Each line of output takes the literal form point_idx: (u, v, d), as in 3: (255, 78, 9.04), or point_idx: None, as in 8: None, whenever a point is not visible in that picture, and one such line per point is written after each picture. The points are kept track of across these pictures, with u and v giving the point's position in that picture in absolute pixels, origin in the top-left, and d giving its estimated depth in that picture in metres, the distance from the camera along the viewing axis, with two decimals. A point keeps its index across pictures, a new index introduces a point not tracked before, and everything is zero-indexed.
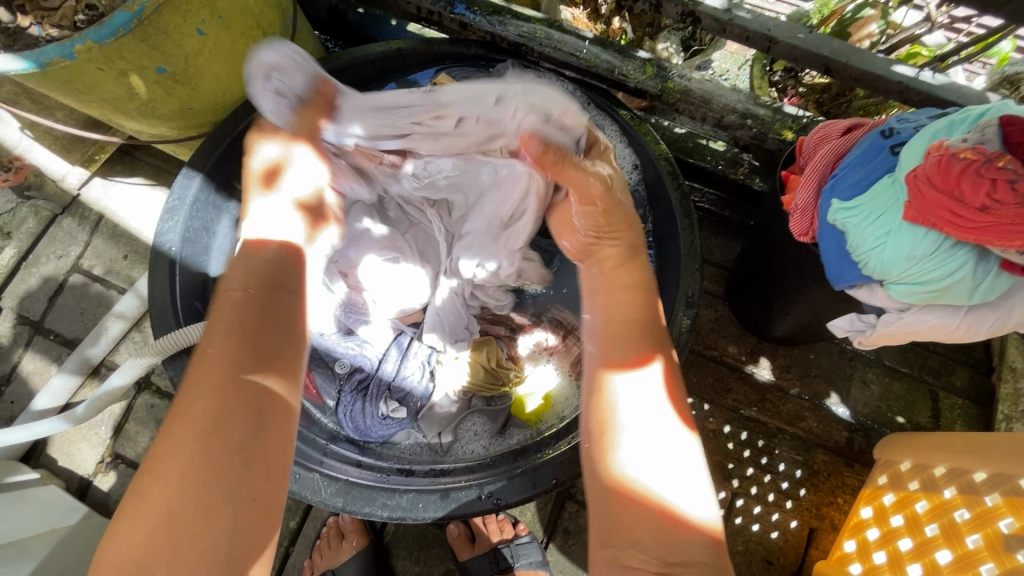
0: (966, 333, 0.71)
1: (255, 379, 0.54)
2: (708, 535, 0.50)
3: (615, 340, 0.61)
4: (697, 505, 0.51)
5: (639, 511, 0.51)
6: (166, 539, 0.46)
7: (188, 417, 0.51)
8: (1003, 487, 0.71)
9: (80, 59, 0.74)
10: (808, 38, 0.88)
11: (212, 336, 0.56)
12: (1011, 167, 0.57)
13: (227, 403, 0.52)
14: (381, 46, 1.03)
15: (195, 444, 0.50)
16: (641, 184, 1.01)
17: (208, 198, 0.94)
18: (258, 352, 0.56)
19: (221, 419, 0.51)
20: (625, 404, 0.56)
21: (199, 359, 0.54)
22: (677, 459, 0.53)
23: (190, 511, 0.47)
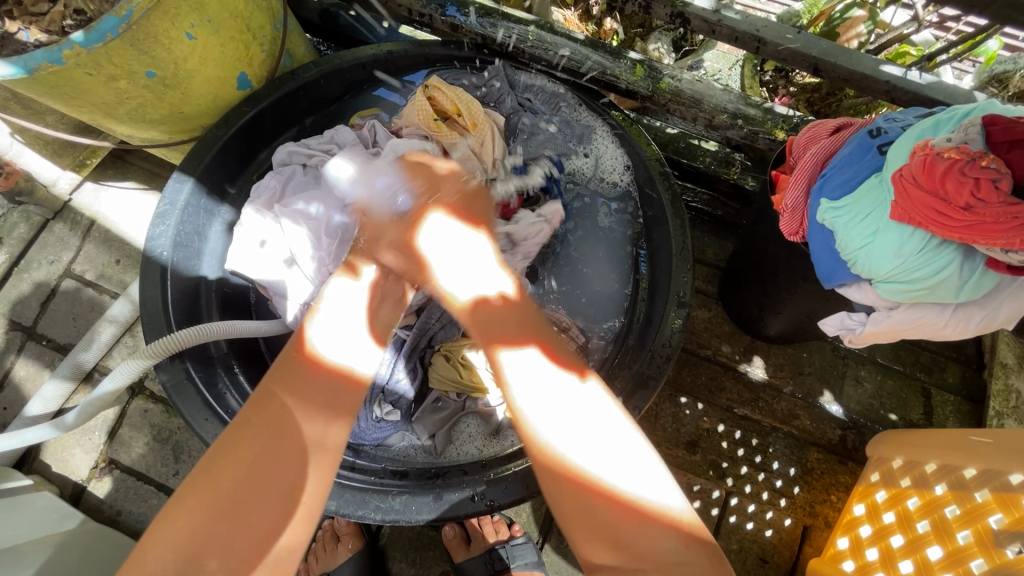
0: (955, 330, 0.72)
1: (286, 403, 0.62)
2: (679, 526, 0.57)
3: (517, 347, 0.66)
4: (664, 497, 0.58)
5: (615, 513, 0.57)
6: (218, 529, 0.55)
7: (252, 433, 0.60)
8: (993, 483, 0.72)
9: (69, 64, 0.74)
10: (797, 38, 0.88)
11: (284, 367, 0.65)
12: (993, 167, 0.58)
13: (289, 425, 0.61)
14: (372, 49, 1.03)
15: (256, 457, 0.58)
16: (633, 185, 1.01)
17: (198, 202, 0.94)
18: (316, 386, 0.64)
19: (280, 440, 0.60)
20: (562, 419, 0.60)
21: (270, 384, 0.64)
22: (630, 457, 0.59)
23: (243, 510, 0.56)
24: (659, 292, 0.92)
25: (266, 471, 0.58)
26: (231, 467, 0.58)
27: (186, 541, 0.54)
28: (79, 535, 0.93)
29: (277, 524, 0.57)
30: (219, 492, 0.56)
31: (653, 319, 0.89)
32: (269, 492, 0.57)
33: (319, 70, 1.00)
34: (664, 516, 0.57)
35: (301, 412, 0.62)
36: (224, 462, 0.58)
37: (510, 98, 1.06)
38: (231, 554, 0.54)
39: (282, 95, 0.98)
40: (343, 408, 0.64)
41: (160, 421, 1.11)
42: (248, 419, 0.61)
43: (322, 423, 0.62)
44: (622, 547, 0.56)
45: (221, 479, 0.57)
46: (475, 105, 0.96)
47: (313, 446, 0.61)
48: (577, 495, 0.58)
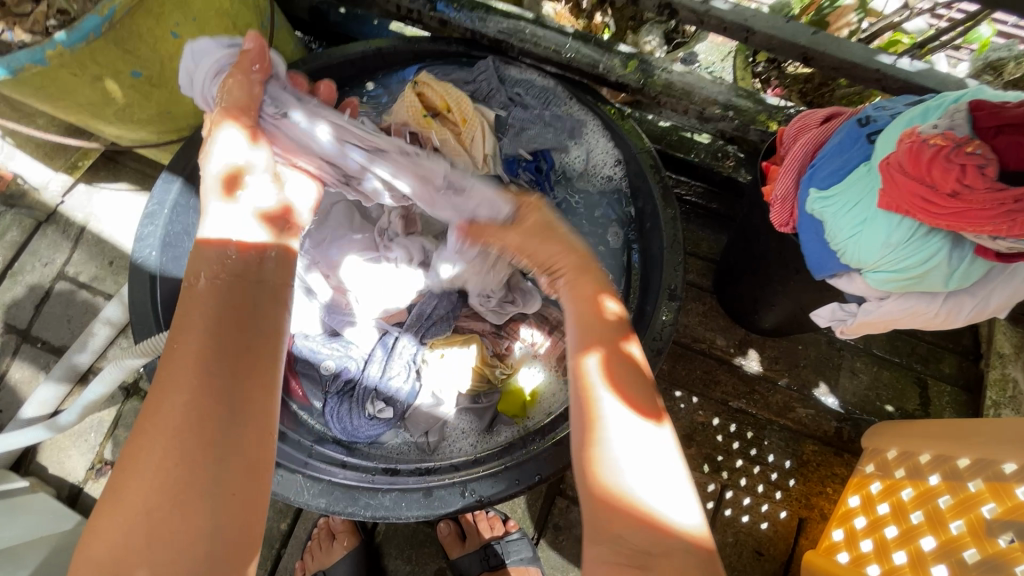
0: (946, 319, 0.72)
1: (224, 373, 0.49)
2: (689, 539, 0.49)
3: (596, 345, 0.60)
4: (683, 513, 0.50)
5: (620, 514, 0.50)
6: (140, 538, 0.44)
7: (158, 416, 0.47)
8: (987, 472, 0.72)
9: (53, 64, 0.74)
10: (786, 27, 0.88)
11: (185, 332, 0.51)
12: (979, 152, 0.57)
13: (199, 408, 0.48)
14: (361, 45, 1.02)
15: (169, 449, 0.46)
16: (625, 179, 1.02)
17: (187, 202, 0.93)
18: (226, 350, 0.50)
19: (195, 425, 0.47)
20: (609, 405, 0.55)
21: (171, 352, 0.50)
22: (661, 466, 0.52)
23: (174, 504, 0.45)
24: (651, 286, 0.91)
25: (186, 464, 0.46)
26: (143, 463, 0.46)
27: (115, 549, 0.44)
28: (75, 536, 0.93)
29: (213, 527, 0.46)
30: (144, 487, 0.46)
31: (643, 314, 0.88)
32: (210, 482, 0.47)
33: (307, 67, 0.99)
34: (671, 526, 0.49)
35: (248, 380, 0.50)
36: (138, 459, 0.46)
37: (499, 95, 1.04)
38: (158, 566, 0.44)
39: None
40: (260, 380, 0.51)
41: None
42: (152, 401, 0.48)
43: (241, 392, 0.50)
44: (619, 551, 0.49)
45: (138, 481, 0.46)
46: (465, 102, 0.96)
47: (235, 430, 0.49)
48: (608, 497, 0.51)
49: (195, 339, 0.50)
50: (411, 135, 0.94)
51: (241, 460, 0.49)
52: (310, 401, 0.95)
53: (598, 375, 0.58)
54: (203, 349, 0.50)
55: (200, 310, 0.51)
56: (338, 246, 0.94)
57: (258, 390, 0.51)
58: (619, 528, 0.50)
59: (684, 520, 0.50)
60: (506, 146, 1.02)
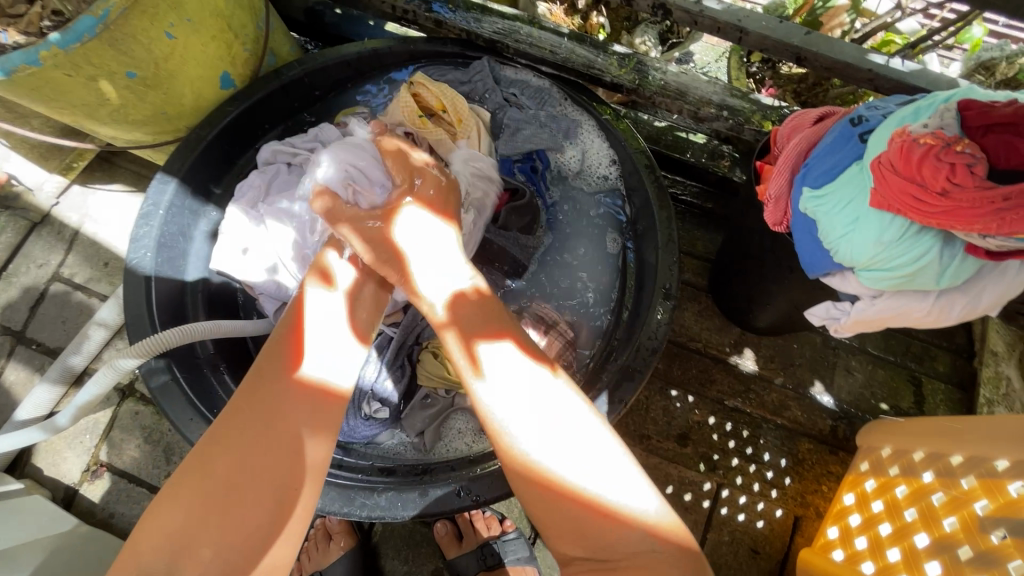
0: (938, 317, 0.72)
1: (294, 389, 0.63)
2: (647, 524, 0.56)
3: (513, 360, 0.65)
4: (638, 499, 0.57)
5: (570, 509, 0.57)
6: (207, 520, 0.55)
7: (237, 422, 0.61)
8: (979, 469, 0.72)
9: (47, 65, 0.74)
10: (779, 27, 0.88)
11: (273, 358, 0.66)
12: (969, 152, 0.58)
13: (271, 415, 0.61)
14: (356, 46, 1.02)
15: (244, 442, 0.59)
16: (621, 178, 1.02)
17: (183, 203, 0.94)
18: (293, 379, 0.63)
19: (263, 429, 0.60)
20: (529, 416, 0.60)
21: (257, 375, 0.64)
22: (600, 462, 0.58)
23: (239, 489, 0.56)
24: (646, 286, 0.92)
25: (254, 461, 0.58)
26: (221, 457, 0.58)
27: (184, 524, 0.55)
28: (72, 537, 0.93)
29: (268, 523, 0.56)
30: (216, 475, 0.57)
31: (638, 313, 0.89)
32: (267, 476, 0.57)
33: (302, 69, 1.00)
34: (631, 515, 0.56)
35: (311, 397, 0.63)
36: (213, 454, 0.58)
37: (495, 95, 1.05)
38: (218, 546, 0.54)
39: (264, 95, 0.98)
40: (325, 409, 0.63)
41: (151, 422, 1.11)
42: (234, 412, 0.62)
43: (304, 405, 0.62)
44: (584, 544, 0.56)
45: (213, 470, 0.57)
46: (460, 101, 0.97)
47: (297, 442, 0.60)
48: (555, 499, 0.58)
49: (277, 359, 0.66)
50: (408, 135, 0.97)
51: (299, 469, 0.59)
52: None
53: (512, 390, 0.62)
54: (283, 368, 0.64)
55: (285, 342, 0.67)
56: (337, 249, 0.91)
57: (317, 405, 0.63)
58: None
59: (640, 505, 0.57)
60: (502, 146, 1.03)
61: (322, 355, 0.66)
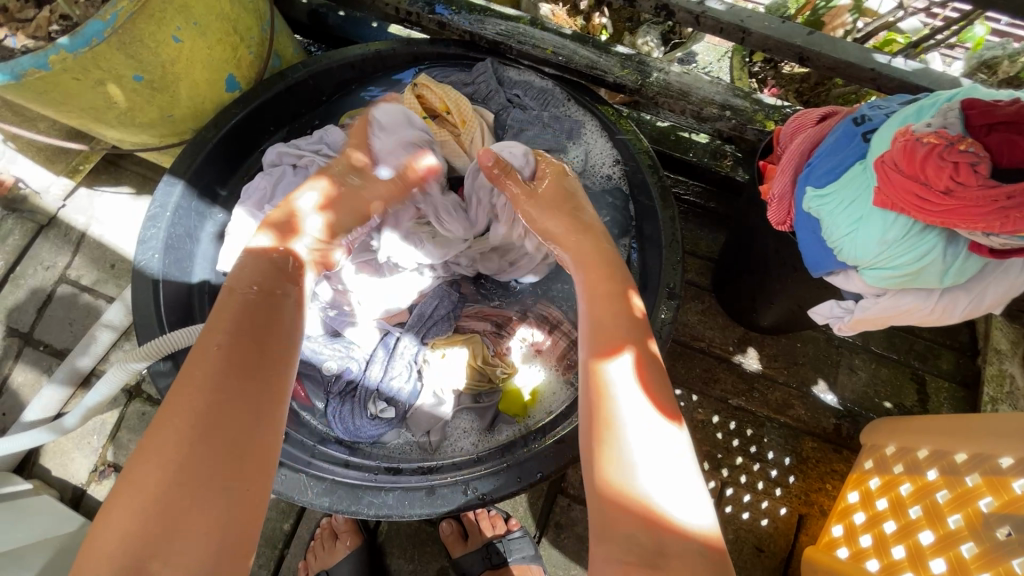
0: (942, 315, 0.72)
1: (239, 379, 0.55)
2: (699, 540, 0.52)
3: (615, 346, 0.63)
4: (695, 517, 0.53)
5: (630, 516, 0.53)
6: (156, 523, 0.48)
7: (174, 418, 0.52)
8: (984, 467, 0.72)
9: (55, 69, 0.74)
10: (781, 28, 0.89)
11: (209, 335, 0.58)
12: (972, 151, 0.57)
13: (216, 397, 0.53)
14: (361, 48, 1.03)
15: (182, 444, 0.51)
16: (624, 178, 1.02)
17: (189, 205, 0.94)
18: (239, 356, 0.56)
19: (206, 427, 0.52)
20: (621, 403, 0.58)
21: (194, 358, 0.56)
22: (676, 471, 0.55)
23: (182, 501, 0.49)
24: (651, 285, 0.92)
25: (202, 451, 0.51)
26: (163, 450, 0.50)
27: (127, 542, 0.47)
28: (80, 537, 0.94)
29: (228, 511, 0.50)
30: (151, 485, 0.49)
31: (643, 312, 0.89)
32: (211, 481, 0.50)
33: (307, 70, 1.00)
34: (684, 528, 0.52)
35: (253, 388, 0.55)
36: (153, 449, 0.51)
37: (499, 96, 1.05)
38: (175, 547, 0.48)
39: (271, 96, 0.98)
40: (273, 383, 0.57)
41: None
42: (168, 400, 0.54)
43: (253, 396, 0.55)
44: (631, 551, 0.51)
45: (154, 469, 0.50)
46: (465, 103, 0.98)
47: (246, 422, 0.54)
48: (624, 503, 0.53)
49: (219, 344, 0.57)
50: None
51: (253, 450, 0.53)
52: (312, 402, 0.95)
53: (616, 376, 0.60)
54: (224, 354, 0.56)
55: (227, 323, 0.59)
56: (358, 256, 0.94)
57: (265, 393, 0.56)
58: None
59: (696, 521, 0.53)
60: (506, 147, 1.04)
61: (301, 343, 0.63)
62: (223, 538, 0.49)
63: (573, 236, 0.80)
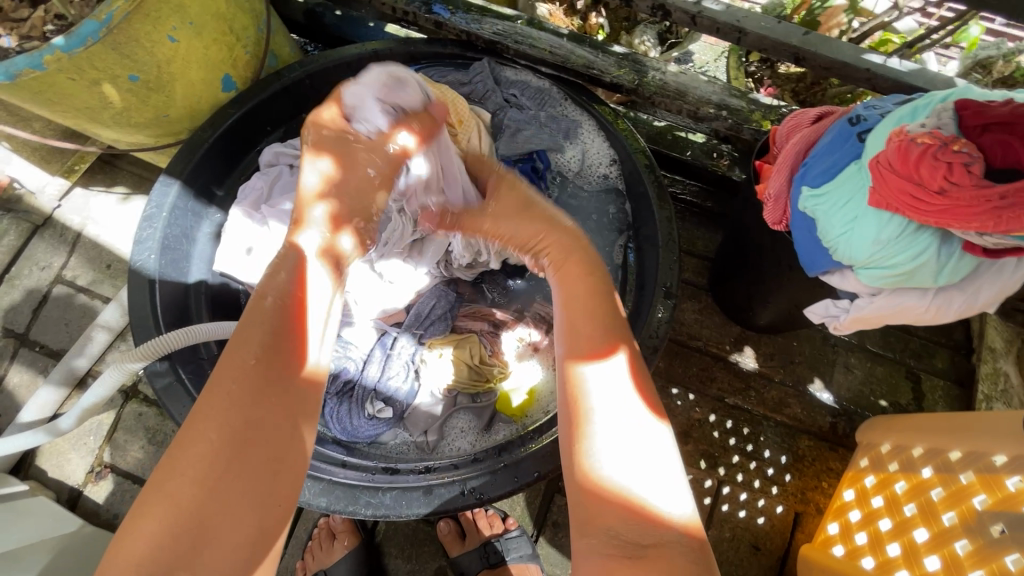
0: (936, 315, 0.73)
1: (277, 392, 0.54)
2: (681, 527, 0.52)
3: (591, 341, 0.62)
4: (676, 506, 0.53)
5: (612, 511, 0.52)
6: (187, 538, 0.47)
7: (203, 430, 0.51)
8: (977, 465, 0.73)
9: (50, 69, 0.74)
10: (776, 28, 0.89)
11: (241, 338, 0.56)
12: (966, 151, 0.58)
13: (250, 408, 0.53)
14: (356, 48, 1.02)
15: (215, 457, 0.50)
16: (620, 177, 1.03)
17: (185, 206, 0.94)
18: (275, 368, 0.55)
19: (239, 440, 0.51)
20: (597, 398, 0.58)
21: (220, 366, 0.55)
22: (656, 462, 0.54)
23: (211, 515, 0.49)
24: (647, 284, 0.92)
25: (238, 464, 0.50)
26: (196, 462, 0.50)
27: (152, 556, 0.46)
28: (78, 538, 0.94)
29: (259, 525, 0.51)
30: (183, 498, 0.48)
31: (639, 312, 0.89)
32: (243, 496, 0.50)
33: (303, 70, 1.00)
34: (665, 518, 0.52)
35: (292, 403, 0.55)
36: (184, 460, 0.50)
37: (495, 96, 1.06)
38: (205, 562, 0.47)
39: (266, 96, 0.98)
40: (307, 402, 0.57)
41: (154, 423, 1.11)
42: (195, 413, 0.53)
43: (285, 411, 0.54)
44: (612, 542, 0.51)
45: (188, 480, 0.49)
46: (461, 102, 0.97)
47: (279, 436, 0.53)
48: (607, 503, 0.53)
49: (249, 352, 0.55)
50: None
51: (286, 468, 0.53)
52: None
53: (591, 375, 0.59)
54: (256, 364, 0.55)
55: (255, 330, 0.56)
56: None
57: (294, 407, 0.55)
58: None
59: (678, 510, 0.52)
60: (501, 147, 1.02)
61: (322, 343, 0.61)
62: (253, 551, 0.50)
63: (544, 235, 0.77)
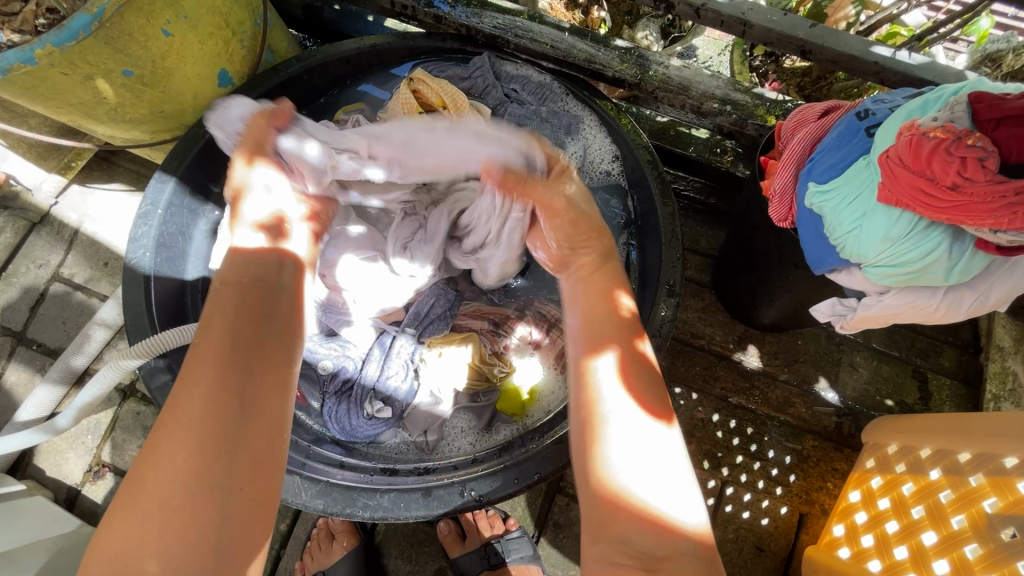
0: (946, 314, 0.71)
1: (251, 369, 0.52)
2: (695, 538, 0.48)
3: (607, 340, 0.58)
4: (689, 514, 0.49)
5: (628, 521, 0.48)
6: (156, 526, 0.45)
7: (178, 413, 0.49)
8: (988, 467, 0.71)
9: (42, 63, 0.73)
10: (783, 20, 0.87)
11: (209, 318, 0.55)
12: (980, 145, 0.56)
13: (207, 394, 0.50)
14: (354, 42, 1.01)
15: (188, 442, 0.48)
16: (622, 174, 1.01)
17: (181, 202, 0.93)
18: (246, 342, 0.54)
19: (212, 421, 0.49)
20: (613, 400, 0.54)
21: (194, 343, 0.53)
22: (668, 468, 0.51)
23: (183, 503, 0.46)
24: (649, 284, 0.91)
25: (198, 452, 0.48)
26: (160, 449, 0.48)
27: (126, 543, 0.45)
28: (75, 538, 0.93)
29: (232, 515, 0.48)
30: (155, 484, 0.47)
31: (642, 311, 0.88)
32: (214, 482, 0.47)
33: (300, 65, 0.99)
34: (680, 527, 0.48)
35: (267, 380, 0.53)
36: (156, 448, 0.48)
37: (495, 91, 1.04)
38: (168, 553, 0.45)
39: (263, 92, 0.97)
40: (279, 380, 0.54)
41: (152, 423, 1.10)
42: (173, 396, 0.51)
43: (259, 388, 0.52)
44: (625, 552, 0.47)
45: (156, 470, 0.47)
46: (460, 97, 0.96)
47: (242, 415, 0.50)
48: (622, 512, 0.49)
49: (221, 329, 0.54)
50: None
51: (251, 448, 0.50)
52: (309, 403, 0.94)
53: (605, 375, 0.56)
54: (228, 340, 0.53)
55: (225, 308, 0.55)
56: (335, 246, 0.91)
57: (269, 383, 0.53)
58: (619, 529, 0.49)
59: (691, 519, 0.49)
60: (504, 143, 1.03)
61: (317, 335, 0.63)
62: (221, 542, 0.47)
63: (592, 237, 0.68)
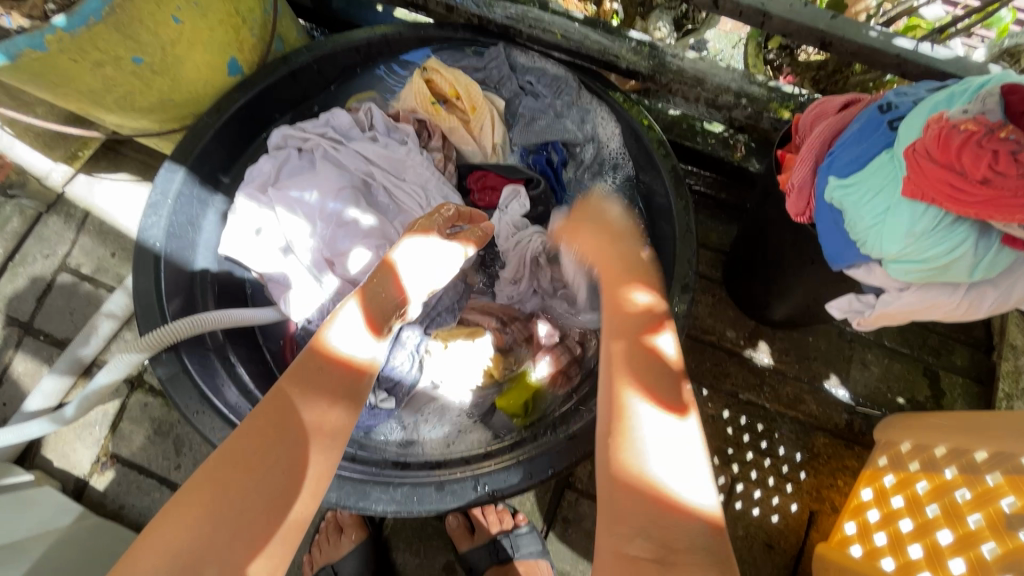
0: (968, 310, 0.70)
1: (323, 406, 0.58)
2: (704, 519, 0.50)
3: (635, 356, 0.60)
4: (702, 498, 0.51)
5: (647, 510, 0.50)
6: (220, 533, 0.50)
7: (254, 431, 0.55)
8: (1005, 466, 0.70)
9: (52, 49, 0.72)
10: (804, 11, 0.85)
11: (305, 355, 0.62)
12: (1013, 139, 0.57)
13: (288, 420, 0.56)
14: (365, 33, 0.99)
15: (260, 456, 0.54)
16: (631, 160, 1.00)
17: (191, 192, 0.92)
18: (318, 381, 0.59)
19: (282, 442, 0.55)
20: (643, 408, 0.56)
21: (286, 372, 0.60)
22: (690, 468, 0.52)
23: (244, 515, 0.52)
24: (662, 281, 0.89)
25: (268, 472, 0.54)
26: (231, 467, 0.53)
27: (187, 545, 0.49)
28: (84, 529, 0.93)
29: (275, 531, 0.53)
30: (222, 492, 0.52)
31: None
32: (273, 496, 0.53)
33: (311, 54, 0.97)
34: (688, 507, 0.50)
35: (326, 413, 0.58)
36: (229, 458, 0.54)
37: (510, 82, 1.04)
38: (228, 560, 0.50)
39: (273, 81, 0.95)
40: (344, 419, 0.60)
41: (160, 414, 1.10)
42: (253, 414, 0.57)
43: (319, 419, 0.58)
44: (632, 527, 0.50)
45: (224, 479, 0.53)
46: (473, 87, 0.97)
47: (308, 434, 0.57)
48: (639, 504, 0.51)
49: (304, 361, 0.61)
50: (421, 121, 1.00)
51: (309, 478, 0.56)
52: None
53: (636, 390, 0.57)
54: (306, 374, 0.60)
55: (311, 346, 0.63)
56: (345, 235, 0.90)
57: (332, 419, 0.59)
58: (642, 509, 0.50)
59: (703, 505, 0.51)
60: (517, 137, 1.04)
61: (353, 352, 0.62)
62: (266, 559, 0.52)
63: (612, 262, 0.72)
